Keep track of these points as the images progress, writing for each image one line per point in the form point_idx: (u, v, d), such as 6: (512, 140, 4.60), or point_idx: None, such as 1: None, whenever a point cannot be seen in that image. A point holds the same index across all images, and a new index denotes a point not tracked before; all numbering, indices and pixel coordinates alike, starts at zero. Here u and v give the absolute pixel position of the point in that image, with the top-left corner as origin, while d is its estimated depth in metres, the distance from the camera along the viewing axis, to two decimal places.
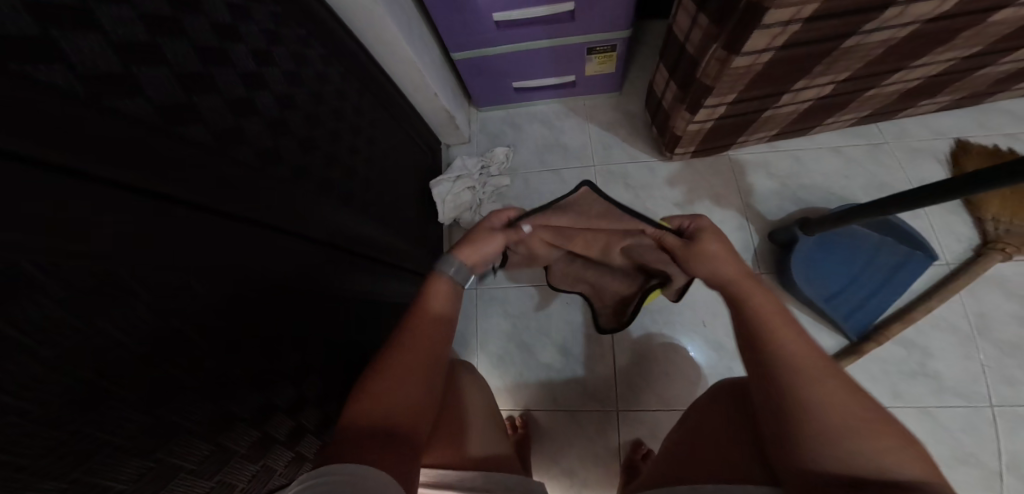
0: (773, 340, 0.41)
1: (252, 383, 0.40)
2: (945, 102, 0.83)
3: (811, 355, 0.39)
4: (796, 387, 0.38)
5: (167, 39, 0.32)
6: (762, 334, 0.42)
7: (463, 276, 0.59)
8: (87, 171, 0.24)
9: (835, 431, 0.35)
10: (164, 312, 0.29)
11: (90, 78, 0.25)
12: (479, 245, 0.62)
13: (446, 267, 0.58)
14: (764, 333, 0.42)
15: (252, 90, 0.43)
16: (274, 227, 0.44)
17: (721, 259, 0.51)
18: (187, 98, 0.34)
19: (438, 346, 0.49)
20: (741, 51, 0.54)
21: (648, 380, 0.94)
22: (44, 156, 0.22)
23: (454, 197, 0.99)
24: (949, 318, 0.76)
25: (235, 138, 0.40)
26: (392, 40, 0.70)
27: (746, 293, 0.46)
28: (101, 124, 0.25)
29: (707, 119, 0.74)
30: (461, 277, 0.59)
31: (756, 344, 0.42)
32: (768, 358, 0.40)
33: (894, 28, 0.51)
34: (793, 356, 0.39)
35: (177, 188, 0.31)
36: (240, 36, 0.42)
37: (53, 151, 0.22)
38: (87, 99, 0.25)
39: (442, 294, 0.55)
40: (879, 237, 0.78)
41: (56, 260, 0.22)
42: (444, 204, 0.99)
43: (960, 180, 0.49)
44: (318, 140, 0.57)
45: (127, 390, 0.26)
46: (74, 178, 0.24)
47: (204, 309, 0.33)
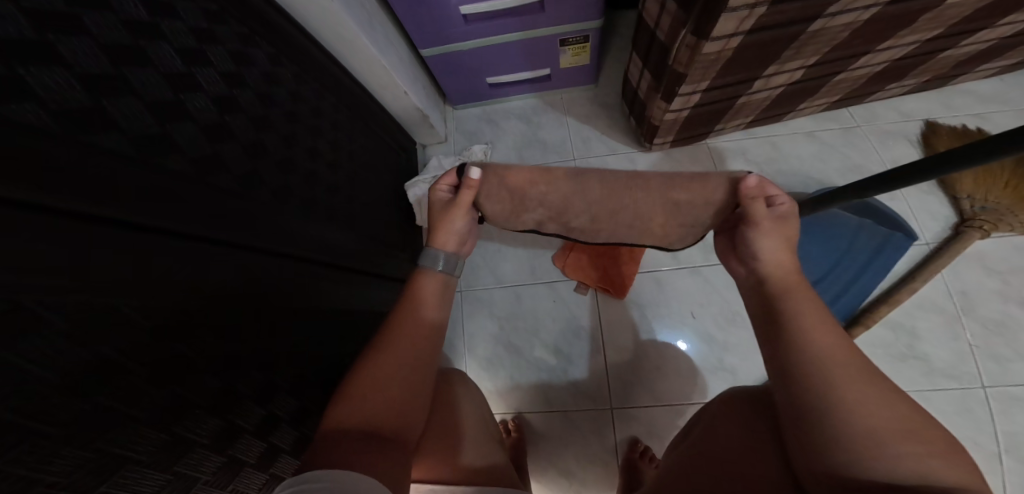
0: (809, 348, 0.39)
1: (208, 405, 0.38)
2: (912, 85, 0.83)
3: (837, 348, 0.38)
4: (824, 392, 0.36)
5: (72, 40, 0.29)
6: (795, 342, 0.40)
7: (452, 266, 0.57)
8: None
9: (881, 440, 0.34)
10: (90, 342, 0.27)
11: None
12: (447, 226, 0.58)
13: (431, 262, 0.56)
14: (804, 331, 0.40)
15: (182, 93, 0.40)
16: (220, 241, 0.41)
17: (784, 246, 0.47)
18: (101, 107, 0.31)
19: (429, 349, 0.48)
20: (711, 36, 0.52)
21: (640, 377, 0.93)
22: None
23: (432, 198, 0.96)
24: (934, 299, 0.76)
25: (165, 147, 0.37)
26: (352, 37, 0.68)
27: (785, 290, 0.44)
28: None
29: (683, 108, 0.72)
30: (450, 268, 0.57)
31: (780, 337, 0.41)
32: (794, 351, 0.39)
33: (857, 11, 0.50)
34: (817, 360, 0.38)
35: (91, 206, 0.28)
36: (163, 34, 0.39)
37: None
38: None
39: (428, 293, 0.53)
40: (859, 220, 0.78)
41: None
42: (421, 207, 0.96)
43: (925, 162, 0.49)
44: (268, 145, 0.54)
45: (54, 425, 0.25)
46: None
47: (137, 333, 0.31)
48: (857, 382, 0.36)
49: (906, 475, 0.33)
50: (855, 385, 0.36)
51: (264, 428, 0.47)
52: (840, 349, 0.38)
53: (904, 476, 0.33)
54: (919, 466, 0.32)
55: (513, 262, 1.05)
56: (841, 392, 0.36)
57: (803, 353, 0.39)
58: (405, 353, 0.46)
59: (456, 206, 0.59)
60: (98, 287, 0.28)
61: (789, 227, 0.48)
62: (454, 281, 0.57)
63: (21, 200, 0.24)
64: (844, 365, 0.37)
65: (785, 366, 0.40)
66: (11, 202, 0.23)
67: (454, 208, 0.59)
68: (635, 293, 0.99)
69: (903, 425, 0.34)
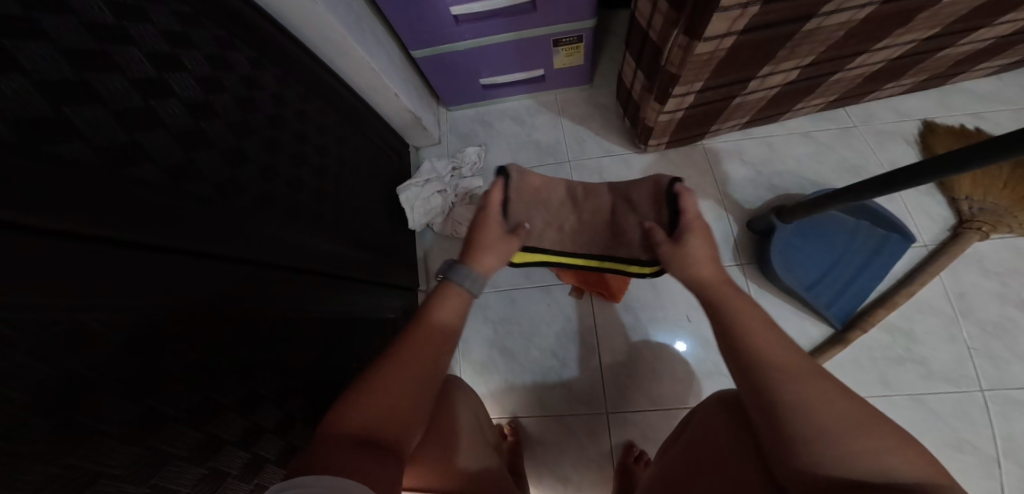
0: (760, 352, 0.41)
1: (190, 418, 0.38)
2: (909, 85, 0.82)
3: (782, 350, 0.42)
4: (781, 388, 0.38)
5: (30, 46, 0.28)
6: (745, 340, 0.43)
7: (477, 288, 0.60)
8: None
9: (844, 434, 0.34)
10: (55, 360, 0.26)
11: None
12: (488, 251, 0.63)
13: (458, 278, 0.59)
14: (751, 337, 0.43)
15: (154, 99, 0.39)
16: (196, 250, 0.40)
17: (702, 262, 0.55)
18: (60, 115, 0.30)
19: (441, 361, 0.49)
20: (702, 37, 0.51)
21: (635, 380, 0.92)
22: None
23: (428, 203, 0.96)
24: (932, 301, 0.75)
25: (135, 155, 0.36)
26: (338, 38, 0.67)
27: (725, 300, 0.49)
28: None
29: (676, 109, 0.71)
30: (474, 288, 0.60)
31: (732, 342, 0.44)
32: (747, 357, 0.42)
33: (851, 11, 0.49)
34: (769, 362, 0.40)
35: (51, 219, 0.27)
36: (133, 39, 0.38)
37: None
38: None
39: (454, 308, 0.56)
40: (855, 222, 0.77)
41: None
42: (413, 210, 0.95)
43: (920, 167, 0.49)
44: (250, 151, 0.53)
45: (21, 443, 0.24)
46: None
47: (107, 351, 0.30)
48: (805, 382, 0.38)
49: (875, 470, 0.32)
50: (804, 382, 0.38)
51: (246, 439, 0.46)
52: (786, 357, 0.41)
53: (870, 472, 0.32)
54: (881, 462, 0.32)
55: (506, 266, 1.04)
56: (791, 387, 0.38)
57: (752, 361, 0.41)
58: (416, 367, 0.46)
59: (507, 241, 0.65)
60: (59, 304, 0.27)
61: (693, 246, 0.57)
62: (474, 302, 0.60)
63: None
64: (789, 365, 0.40)
65: (748, 371, 0.41)
66: None
67: (505, 242, 0.64)
68: (630, 294, 0.98)
69: (859, 419, 0.35)
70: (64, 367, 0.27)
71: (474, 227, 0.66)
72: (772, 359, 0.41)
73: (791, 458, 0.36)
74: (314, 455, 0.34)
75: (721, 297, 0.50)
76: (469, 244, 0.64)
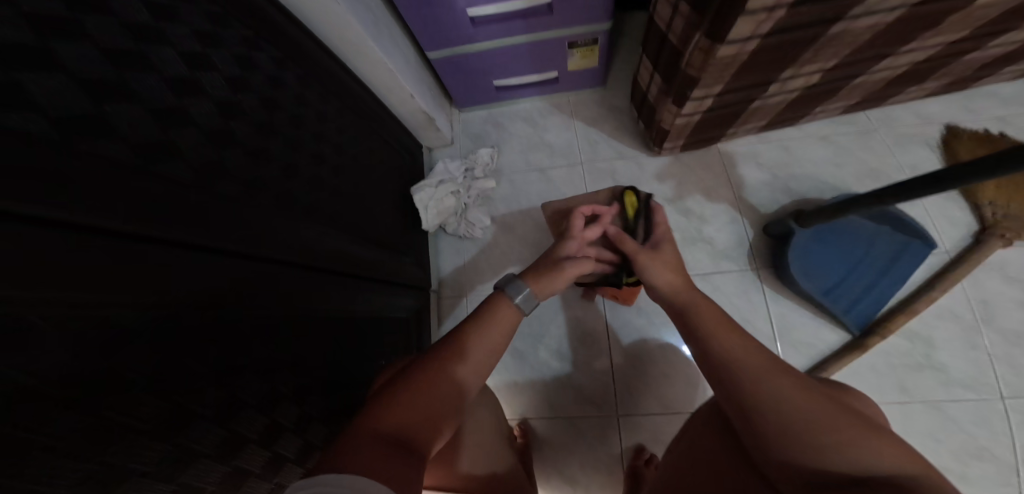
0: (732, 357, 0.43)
1: (213, 415, 0.38)
2: (933, 88, 0.80)
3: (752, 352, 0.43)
4: (753, 393, 0.40)
5: (73, 48, 0.29)
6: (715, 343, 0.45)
7: (529, 306, 0.56)
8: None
9: (817, 436, 0.36)
10: (93, 354, 0.27)
11: None
12: (557, 274, 0.60)
13: (515, 293, 0.56)
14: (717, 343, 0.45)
15: (185, 98, 0.40)
16: (220, 249, 0.40)
17: (670, 269, 0.56)
18: (98, 113, 0.30)
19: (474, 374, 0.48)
20: (725, 40, 0.51)
21: (646, 383, 0.92)
22: None
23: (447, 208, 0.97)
24: (952, 307, 0.74)
25: (168, 154, 0.36)
26: (358, 39, 0.67)
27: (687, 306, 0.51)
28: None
29: (694, 111, 0.71)
30: (527, 307, 0.56)
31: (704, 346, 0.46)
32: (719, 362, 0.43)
33: (880, 14, 0.48)
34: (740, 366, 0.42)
35: (84, 215, 0.27)
36: (168, 40, 0.39)
37: None
38: None
39: (506, 321, 0.53)
40: (875, 226, 0.75)
41: None
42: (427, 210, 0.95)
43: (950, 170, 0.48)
44: (273, 151, 0.53)
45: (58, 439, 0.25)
46: None
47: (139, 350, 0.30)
48: (777, 383, 0.40)
49: (848, 465, 0.35)
50: (776, 382, 0.40)
51: (267, 437, 0.47)
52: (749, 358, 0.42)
53: (849, 467, 0.35)
54: (859, 461, 0.34)
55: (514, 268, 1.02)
56: (763, 392, 0.39)
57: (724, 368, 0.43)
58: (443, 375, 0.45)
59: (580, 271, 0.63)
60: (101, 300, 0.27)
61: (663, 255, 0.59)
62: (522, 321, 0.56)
63: (29, 214, 0.24)
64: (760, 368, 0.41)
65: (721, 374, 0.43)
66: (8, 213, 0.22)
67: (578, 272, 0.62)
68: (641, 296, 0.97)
69: (828, 419, 0.37)
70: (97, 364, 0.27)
71: (553, 249, 0.65)
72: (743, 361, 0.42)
73: (780, 458, 0.38)
74: (334, 453, 0.34)
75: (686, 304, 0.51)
76: (539, 267, 0.61)
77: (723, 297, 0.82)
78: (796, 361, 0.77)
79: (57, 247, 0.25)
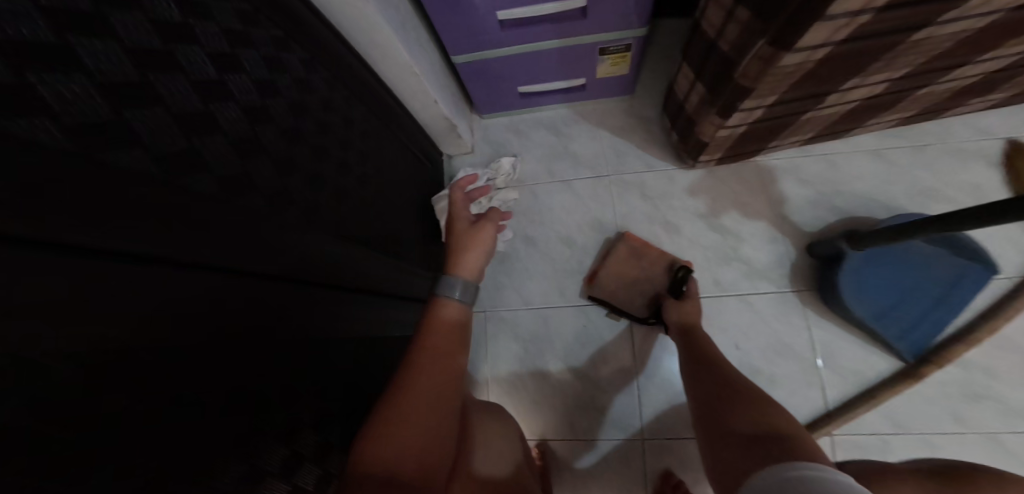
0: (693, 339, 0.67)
1: (230, 453, 0.33)
2: (996, 101, 0.75)
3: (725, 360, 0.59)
4: (712, 373, 0.56)
5: (95, 41, 0.25)
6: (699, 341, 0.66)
7: (468, 296, 0.61)
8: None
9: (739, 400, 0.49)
10: None
11: None
12: (472, 257, 0.65)
13: (450, 291, 0.59)
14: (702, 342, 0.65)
15: (213, 102, 0.35)
16: (244, 270, 0.36)
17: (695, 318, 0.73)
18: (120, 117, 0.26)
19: (460, 382, 0.45)
20: (793, 48, 0.47)
21: (676, 408, 0.86)
22: None
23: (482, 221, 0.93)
24: (1015, 336, 0.69)
25: (194, 163, 0.32)
26: (385, 41, 0.63)
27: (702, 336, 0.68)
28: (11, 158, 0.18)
29: (740, 123, 0.67)
30: (467, 297, 0.61)
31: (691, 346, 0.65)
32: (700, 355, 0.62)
33: (973, 19, 0.44)
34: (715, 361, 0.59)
35: (107, 238, 0.23)
36: (195, 36, 0.35)
37: None
38: None
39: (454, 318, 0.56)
40: (933, 249, 0.70)
41: None
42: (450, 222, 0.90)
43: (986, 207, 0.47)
44: (299, 160, 0.49)
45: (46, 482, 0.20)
46: None
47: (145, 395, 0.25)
48: (734, 376, 0.54)
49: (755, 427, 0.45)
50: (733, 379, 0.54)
51: (286, 468, 0.41)
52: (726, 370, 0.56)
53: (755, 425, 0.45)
54: (759, 419, 0.45)
55: (537, 281, 0.95)
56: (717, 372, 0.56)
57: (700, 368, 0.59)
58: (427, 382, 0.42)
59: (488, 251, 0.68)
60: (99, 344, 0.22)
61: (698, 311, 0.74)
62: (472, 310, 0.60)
63: (44, 239, 0.20)
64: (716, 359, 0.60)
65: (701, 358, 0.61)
66: (10, 238, 0.18)
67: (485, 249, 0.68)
68: None
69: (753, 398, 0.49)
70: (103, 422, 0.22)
71: (456, 238, 0.69)
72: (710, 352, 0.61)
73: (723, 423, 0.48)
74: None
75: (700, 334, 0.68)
76: (452, 256, 0.66)
77: (760, 320, 0.78)
78: (839, 388, 0.73)
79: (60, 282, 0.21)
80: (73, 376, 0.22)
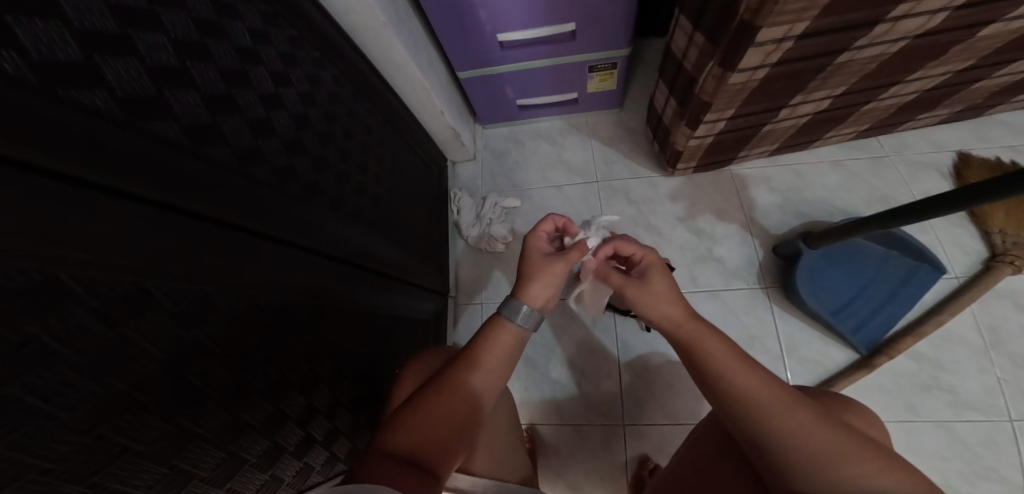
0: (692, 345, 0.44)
1: (265, 392, 0.40)
2: (943, 116, 0.84)
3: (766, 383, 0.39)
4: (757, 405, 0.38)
5: (196, 63, 0.34)
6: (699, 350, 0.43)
7: (531, 322, 0.55)
8: (137, 194, 0.27)
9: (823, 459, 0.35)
10: (186, 323, 0.30)
11: (125, 100, 0.27)
12: (543, 279, 0.57)
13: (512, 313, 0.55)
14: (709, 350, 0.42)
15: (272, 110, 0.46)
16: (295, 244, 0.45)
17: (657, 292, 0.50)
18: (211, 120, 0.35)
19: (467, 410, 0.46)
20: (736, 68, 0.55)
21: (653, 394, 0.92)
22: (74, 171, 0.22)
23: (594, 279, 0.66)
24: (961, 331, 0.75)
25: (255, 158, 0.41)
26: (401, 60, 0.74)
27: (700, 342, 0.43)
28: (136, 145, 0.27)
29: (707, 134, 0.75)
30: (529, 322, 0.55)
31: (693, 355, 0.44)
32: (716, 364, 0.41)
33: (883, 44, 0.53)
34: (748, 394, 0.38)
35: (209, 210, 0.33)
36: (260, 59, 0.45)
37: (76, 166, 0.23)
38: (125, 122, 0.27)
39: (503, 345, 0.52)
40: (884, 251, 0.78)
41: (90, 272, 0.23)
42: (462, 216, 1.06)
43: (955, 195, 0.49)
44: (329, 158, 0.58)
45: (150, 396, 0.27)
46: (112, 196, 0.25)
47: (232, 318, 0.35)
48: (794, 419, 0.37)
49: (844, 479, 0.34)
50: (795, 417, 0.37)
51: (303, 417, 0.47)
52: (797, 422, 0.37)
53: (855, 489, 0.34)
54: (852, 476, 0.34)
55: None
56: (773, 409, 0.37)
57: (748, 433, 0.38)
58: (445, 408, 0.45)
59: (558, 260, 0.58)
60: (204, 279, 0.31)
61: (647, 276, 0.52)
62: (528, 336, 0.56)
63: (168, 204, 0.29)
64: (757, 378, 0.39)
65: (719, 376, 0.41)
66: (134, 197, 0.27)
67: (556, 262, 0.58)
68: None
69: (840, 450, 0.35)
70: (215, 325, 0.33)
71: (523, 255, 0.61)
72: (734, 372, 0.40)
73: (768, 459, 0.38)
74: (366, 462, 0.37)
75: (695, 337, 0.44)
76: (525, 273, 0.58)
77: (732, 314, 0.84)
78: (802, 378, 0.77)
79: (180, 238, 0.30)
80: (171, 304, 0.28)
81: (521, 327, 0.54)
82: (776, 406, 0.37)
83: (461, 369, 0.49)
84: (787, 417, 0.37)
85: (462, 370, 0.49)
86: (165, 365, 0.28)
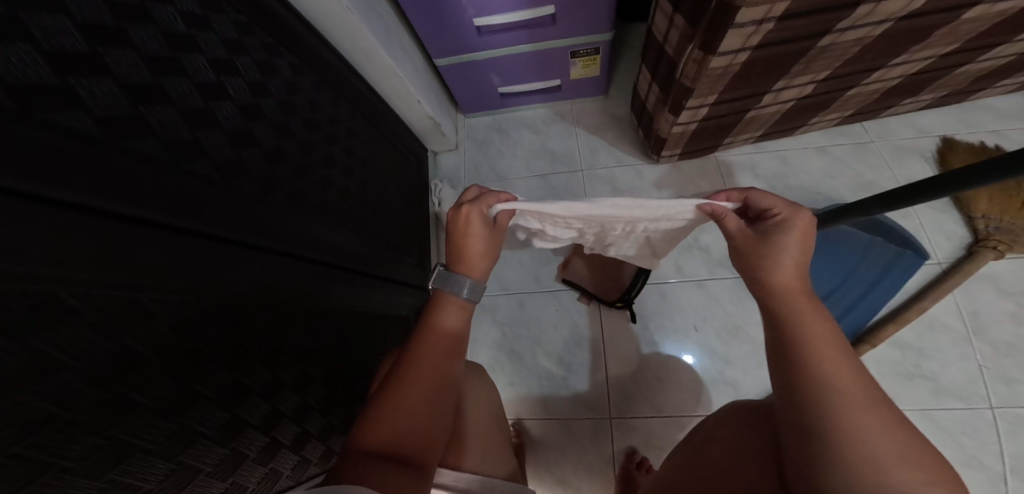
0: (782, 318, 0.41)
1: (219, 398, 0.37)
2: (928, 100, 0.82)
3: (850, 375, 0.36)
4: (830, 389, 0.36)
5: (115, 49, 0.31)
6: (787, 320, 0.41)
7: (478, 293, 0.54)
8: (48, 197, 0.24)
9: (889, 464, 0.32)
10: (113, 332, 0.27)
11: (24, 93, 0.24)
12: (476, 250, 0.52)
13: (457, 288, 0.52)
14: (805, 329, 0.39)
15: (212, 101, 0.43)
16: (245, 243, 0.42)
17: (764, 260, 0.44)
18: (133, 111, 0.32)
19: (445, 397, 0.46)
20: (715, 51, 0.53)
21: (640, 387, 0.92)
22: None
23: (559, 223, 0.55)
24: (943, 318, 0.75)
25: (193, 151, 0.39)
26: (369, 47, 0.70)
27: (799, 314, 0.40)
28: (41, 139, 0.24)
29: (690, 121, 0.73)
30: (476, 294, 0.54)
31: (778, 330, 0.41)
32: (804, 347, 0.39)
33: (868, 26, 0.51)
34: (830, 381, 0.36)
35: (133, 207, 0.30)
36: (198, 45, 0.42)
37: None
38: (26, 116, 0.24)
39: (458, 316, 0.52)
40: (869, 238, 0.78)
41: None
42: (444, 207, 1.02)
43: (938, 180, 0.47)
44: (287, 150, 0.55)
45: (75, 411, 0.25)
46: (17, 198, 0.23)
47: (173, 326, 0.32)
48: (880, 421, 0.34)
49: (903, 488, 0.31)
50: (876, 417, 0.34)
51: (267, 422, 0.45)
52: (888, 439, 0.33)
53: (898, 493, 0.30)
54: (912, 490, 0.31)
55: (515, 267, 1.06)
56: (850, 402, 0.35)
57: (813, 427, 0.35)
58: (426, 398, 0.44)
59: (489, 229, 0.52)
60: (138, 284, 0.29)
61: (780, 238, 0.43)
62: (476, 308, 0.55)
63: (84, 205, 0.27)
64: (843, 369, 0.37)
65: (801, 356, 0.38)
66: (47, 200, 0.24)
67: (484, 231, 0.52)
68: (644, 305, 0.98)
69: (910, 456, 0.32)
70: (154, 332, 0.30)
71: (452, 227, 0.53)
72: (821, 356, 0.38)
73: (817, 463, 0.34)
74: (343, 465, 0.36)
75: (796, 308, 0.41)
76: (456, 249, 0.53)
77: None
78: None
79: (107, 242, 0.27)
80: (95, 315, 0.26)
81: (469, 301, 0.53)
82: (859, 402, 0.35)
83: (442, 363, 0.48)
84: (882, 432, 0.33)
85: (446, 362, 0.48)
86: (91, 379, 0.26)
